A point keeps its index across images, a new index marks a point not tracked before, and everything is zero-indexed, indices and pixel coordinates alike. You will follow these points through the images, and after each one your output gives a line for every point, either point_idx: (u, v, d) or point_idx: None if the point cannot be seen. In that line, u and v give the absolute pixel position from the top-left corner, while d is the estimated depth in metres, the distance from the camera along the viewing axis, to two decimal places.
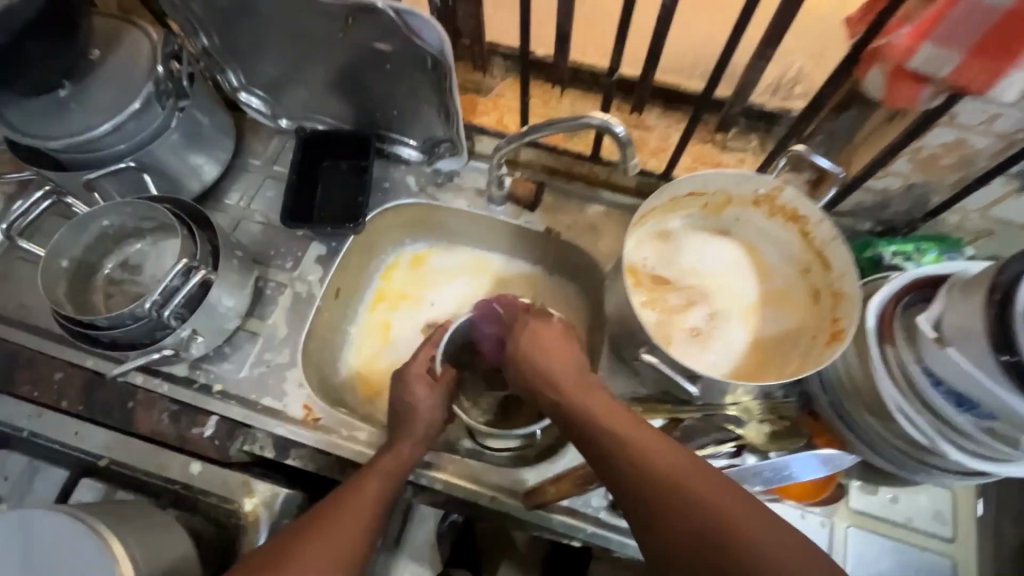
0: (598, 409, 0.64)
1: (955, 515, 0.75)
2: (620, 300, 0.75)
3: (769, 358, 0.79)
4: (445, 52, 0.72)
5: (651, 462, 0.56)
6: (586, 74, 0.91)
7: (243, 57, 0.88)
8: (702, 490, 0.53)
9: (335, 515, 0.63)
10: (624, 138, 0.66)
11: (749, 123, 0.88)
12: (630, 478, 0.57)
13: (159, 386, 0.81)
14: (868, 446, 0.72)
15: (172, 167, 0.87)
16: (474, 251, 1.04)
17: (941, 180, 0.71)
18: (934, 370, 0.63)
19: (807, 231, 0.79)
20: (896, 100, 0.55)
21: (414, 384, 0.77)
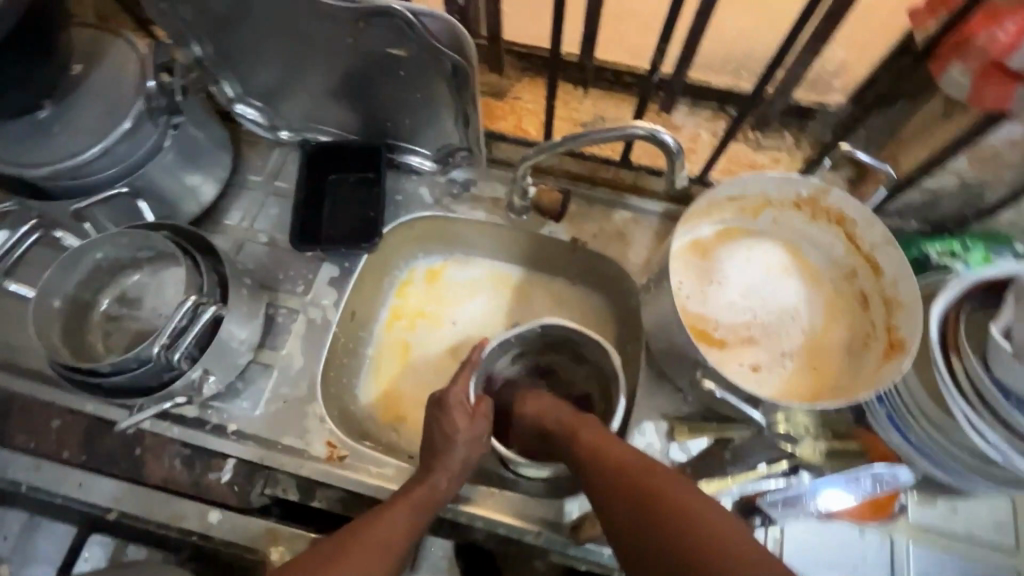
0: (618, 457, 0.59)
1: (1016, 525, 0.72)
2: (663, 317, 0.70)
3: (822, 370, 0.75)
4: (469, 57, 0.66)
5: (661, 499, 0.53)
6: (609, 72, 0.85)
7: (240, 66, 0.81)
8: (713, 533, 0.49)
9: (358, 548, 0.59)
10: (674, 146, 0.63)
11: (784, 119, 0.83)
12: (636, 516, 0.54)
13: (168, 429, 0.74)
14: (930, 460, 0.68)
15: (168, 189, 0.81)
16: (492, 264, 0.98)
17: (1000, 177, 0.67)
18: (1007, 382, 0.60)
19: (853, 234, 0.75)
20: (983, 101, 0.51)
21: (455, 414, 0.70)
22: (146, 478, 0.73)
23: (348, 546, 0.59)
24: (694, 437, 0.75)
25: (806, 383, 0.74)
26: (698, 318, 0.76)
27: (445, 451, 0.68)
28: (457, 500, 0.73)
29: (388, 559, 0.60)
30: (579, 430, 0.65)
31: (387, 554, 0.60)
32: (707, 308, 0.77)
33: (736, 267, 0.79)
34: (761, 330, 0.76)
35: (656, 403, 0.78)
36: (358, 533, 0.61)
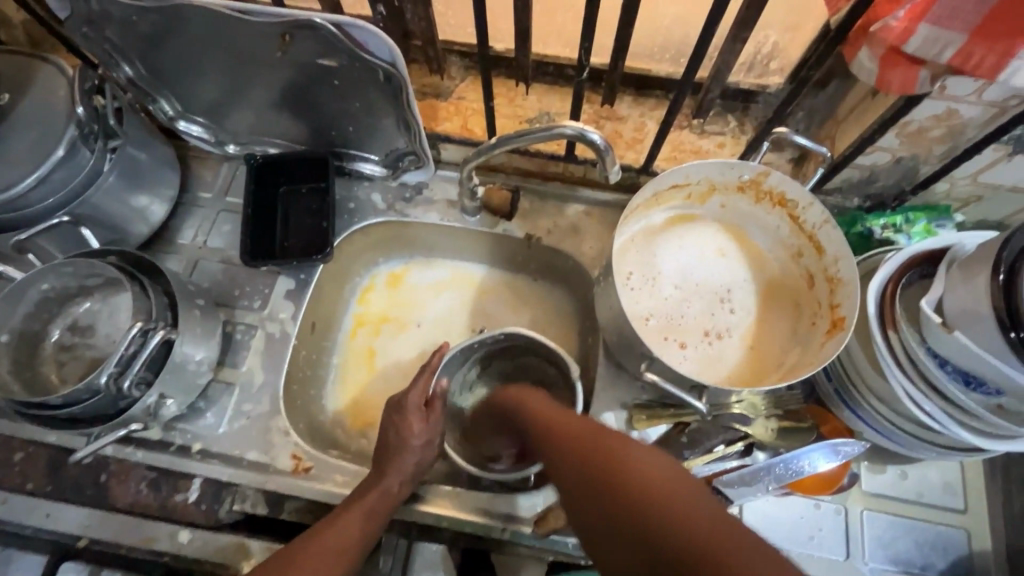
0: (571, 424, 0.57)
1: (965, 486, 0.75)
2: (613, 308, 0.71)
3: (770, 352, 0.77)
4: (397, 64, 0.66)
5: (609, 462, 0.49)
6: (551, 67, 0.85)
7: (175, 84, 0.80)
8: (654, 483, 0.45)
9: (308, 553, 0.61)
10: (601, 144, 0.63)
11: (727, 103, 0.84)
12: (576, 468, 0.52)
13: (132, 454, 0.75)
14: (877, 432, 0.71)
15: (114, 214, 0.80)
16: (454, 264, 0.99)
17: (930, 151, 0.68)
18: (940, 351, 0.62)
19: (796, 215, 0.76)
20: (890, 85, 0.52)
21: (412, 417, 0.71)
22: (114, 504, 0.74)
23: (301, 549, 0.61)
24: (653, 424, 0.76)
25: (755, 367, 0.76)
26: (651, 310, 0.78)
27: (400, 455, 0.69)
28: (420, 501, 0.74)
29: (344, 561, 0.62)
30: (535, 409, 0.64)
31: (342, 556, 0.62)
32: (657, 298, 0.78)
33: (686, 258, 0.81)
34: (710, 317, 0.78)
35: (615, 393, 0.79)
36: (308, 538, 0.62)
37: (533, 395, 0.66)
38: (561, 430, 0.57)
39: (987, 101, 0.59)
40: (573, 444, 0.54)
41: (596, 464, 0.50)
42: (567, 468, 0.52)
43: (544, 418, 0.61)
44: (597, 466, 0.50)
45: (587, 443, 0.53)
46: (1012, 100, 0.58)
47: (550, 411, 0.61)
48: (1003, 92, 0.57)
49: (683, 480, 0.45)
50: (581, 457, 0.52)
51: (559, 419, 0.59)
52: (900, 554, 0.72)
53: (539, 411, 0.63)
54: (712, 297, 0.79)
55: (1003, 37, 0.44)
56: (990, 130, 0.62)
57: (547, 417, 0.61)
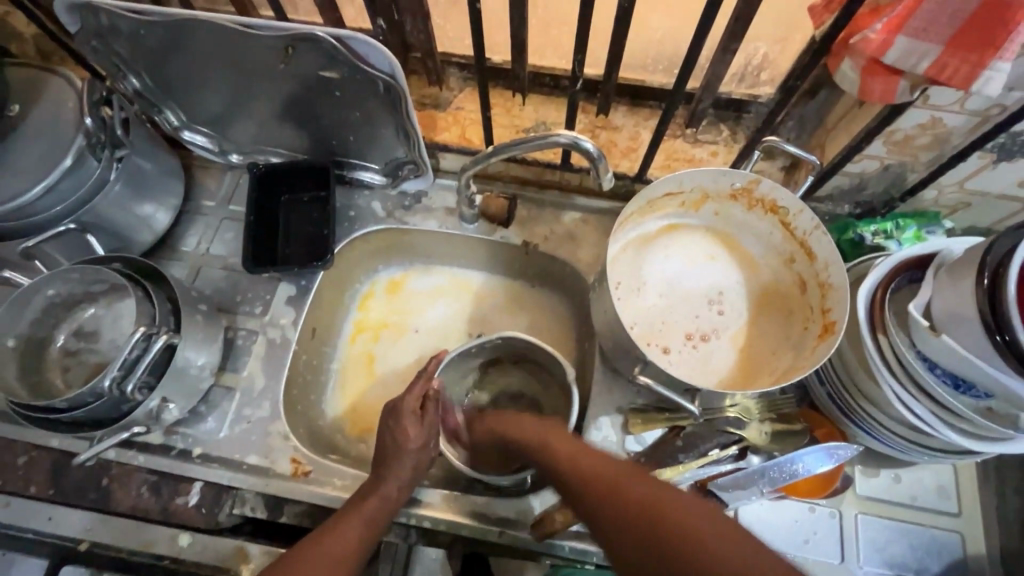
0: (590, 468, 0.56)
1: (958, 489, 0.75)
2: (608, 314, 0.73)
3: (764, 357, 0.78)
4: (397, 75, 0.68)
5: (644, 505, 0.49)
6: (547, 78, 0.87)
7: (181, 95, 0.82)
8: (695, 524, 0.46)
9: (308, 557, 0.60)
10: (594, 152, 0.65)
11: (719, 113, 0.86)
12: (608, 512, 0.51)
13: (133, 458, 0.76)
14: (869, 435, 0.72)
15: (119, 222, 0.82)
16: (452, 271, 1.00)
17: (917, 159, 0.70)
18: (929, 355, 0.63)
19: (787, 222, 0.77)
20: (872, 95, 0.54)
21: (407, 422, 0.72)
22: (115, 507, 0.75)
23: (302, 553, 0.60)
24: (648, 428, 0.77)
25: (749, 373, 0.77)
26: (645, 316, 0.79)
27: (398, 459, 0.70)
28: (418, 506, 0.75)
29: (345, 566, 0.61)
30: (584, 459, 0.58)
31: (343, 563, 0.61)
32: (651, 304, 0.80)
33: (678, 264, 0.82)
34: (703, 324, 0.79)
35: (611, 398, 0.80)
36: (309, 543, 0.62)
37: (560, 443, 0.62)
38: (626, 490, 0.51)
39: (970, 110, 0.61)
40: (643, 513, 0.48)
41: (677, 541, 0.45)
42: (641, 541, 0.47)
43: (599, 471, 0.55)
44: (682, 546, 0.45)
45: (665, 512, 0.47)
46: (994, 109, 0.60)
47: (607, 465, 0.55)
48: (985, 101, 0.59)
49: (782, 570, 0.42)
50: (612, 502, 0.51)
51: (618, 475, 0.53)
52: (894, 557, 0.72)
53: (590, 464, 0.56)
54: (706, 303, 0.80)
55: (976, 49, 0.46)
56: (973, 137, 0.64)
57: (603, 471, 0.55)
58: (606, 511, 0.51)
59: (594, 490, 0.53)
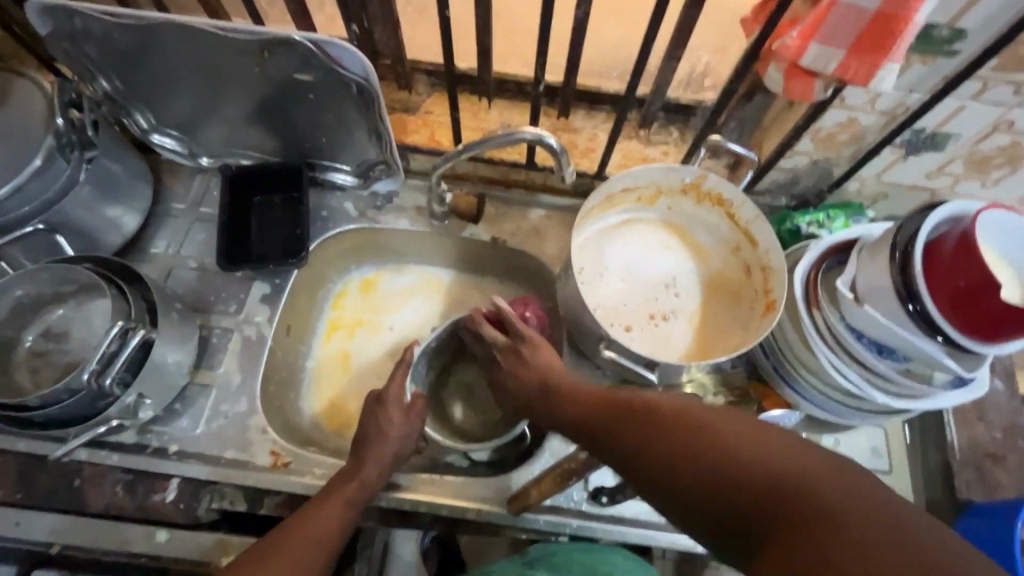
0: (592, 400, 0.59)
1: (889, 449, 0.84)
2: (573, 299, 0.78)
3: (716, 337, 0.85)
4: (370, 77, 0.71)
5: (654, 415, 0.51)
6: (511, 83, 0.93)
7: (152, 98, 0.84)
8: (702, 418, 0.48)
9: (291, 545, 0.63)
10: (557, 148, 0.71)
11: (669, 116, 0.94)
12: (627, 427, 0.53)
13: (106, 458, 0.76)
14: (808, 400, 0.79)
15: (88, 223, 0.82)
16: (423, 268, 1.04)
17: (840, 154, 0.80)
18: (856, 325, 0.70)
19: (732, 213, 0.85)
20: (793, 93, 0.62)
21: (393, 412, 0.76)
22: (88, 507, 0.74)
23: (284, 534, 0.64)
24: None
25: (704, 350, 0.84)
26: (608, 303, 0.85)
27: (378, 443, 0.73)
28: (401, 490, 0.78)
29: (322, 553, 0.64)
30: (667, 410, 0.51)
31: (320, 548, 0.64)
32: (612, 291, 0.86)
33: (636, 254, 0.89)
34: (664, 306, 0.86)
35: (579, 380, 0.86)
36: (291, 527, 0.64)
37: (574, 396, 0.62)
38: (741, 475, 0.42)
39: (880, 109, 0.70)
40: (662, 427, 0.50)
41: (692, 433, 0.47)
42: (654, 444, 0.49)
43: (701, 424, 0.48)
44: (693, 435, 0.47)
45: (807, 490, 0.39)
46: (900, 108, 0.70)
47: (716, 416, 0.48)
48: (892, 101, 0.68)
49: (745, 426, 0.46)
50: (625, 415, 0.54)
51: (732, 441, 0.45)
52: None
53: (692, 414, 0.49)
54: (662, 289, 0.87)
55: (871, 52, 0.55)
56: (885, 134, 0.74)
57: (690, 419, 0.48)
58: (638, 433, 0.51)
59: (644, 433, 0.50)
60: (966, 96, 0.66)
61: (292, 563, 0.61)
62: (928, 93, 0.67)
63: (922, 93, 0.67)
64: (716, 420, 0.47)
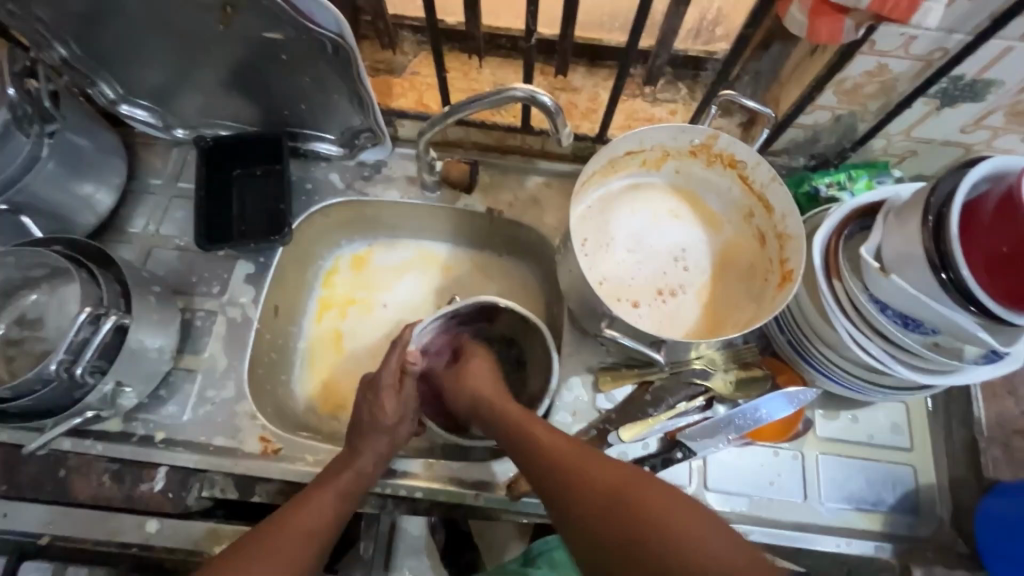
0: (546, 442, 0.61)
1: (910, 425, 0.79)
2: (573, 273, 0.73)
3: (728, 310, 0.79)
4: (345, 34, 0.65)
5: (614, 491, 0.54)
6: (504, 39, 0.86)
7: (116, 66, 0.77)
8: (657, 505, 0.51)
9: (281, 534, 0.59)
10: (552, 107, 0.65)
11: (677, 70, 0.86)
12: (577, 491, 0.55)
13: (91, 447, 0.73)
14: (824, 375, 0.75)
15: (58, 202, 0.77)
16: (418, 243, 0.98)
17: (867, 108, 0.72)
18: (881, 296, 0.65)
19: (745, 176, 0.78)
20: (819, 36, 0.57)
21: (385, 395, 0.72)
22: (75, 498, 0.72)
23: (271, 527, 0.60)
24: (618, 384, 0.78)
25: (715, 325, 0.79)
26: (612, 277, 0.80)
27: (372, 432, 0.70)
28: (395, 475, 0.76)
29: (313, 545, 0.60)
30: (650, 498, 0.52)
31: (311, 541, 0.61)
32: (616, 265, 0.80)
33: (642, 224, 0.83)
34: (672, 279, 0.81)
35: (582, 358, 0.81)
36: (281, 518, 0.61)
37: (527, 426, 0.64)
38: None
39: (913, 54, 0.63)
40: (614, 501, 0.53)
41: (648, 520, 0.50)
42: (606, 517, 0.52)
43: (675, 521, 0.50)
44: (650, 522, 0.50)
45: None
46: (936, 53, 0.62)
47: (669, 503, 0.51)
48: (928, 45, 0.61)
49: (701, 521, 0.50)
50: (575, 475, 0.57)
51: (683, 534, 0.49)
52: (853, 492, 0.76)
53: (650, 497, 0.52)
54: (669, 261, 0.81)
55: None
56: (918, 83, 0.66)
57: (649, 502, 0.52)
58: (587, 499, 0.54)
59: (595, 503, 0.54)
60: (1014, 36, 0.59)
61: (278, 555, 0.58)
62: (970, 34, 0.59)
63: (963, 35, 0.60)
64: (670, 507, 0.51)
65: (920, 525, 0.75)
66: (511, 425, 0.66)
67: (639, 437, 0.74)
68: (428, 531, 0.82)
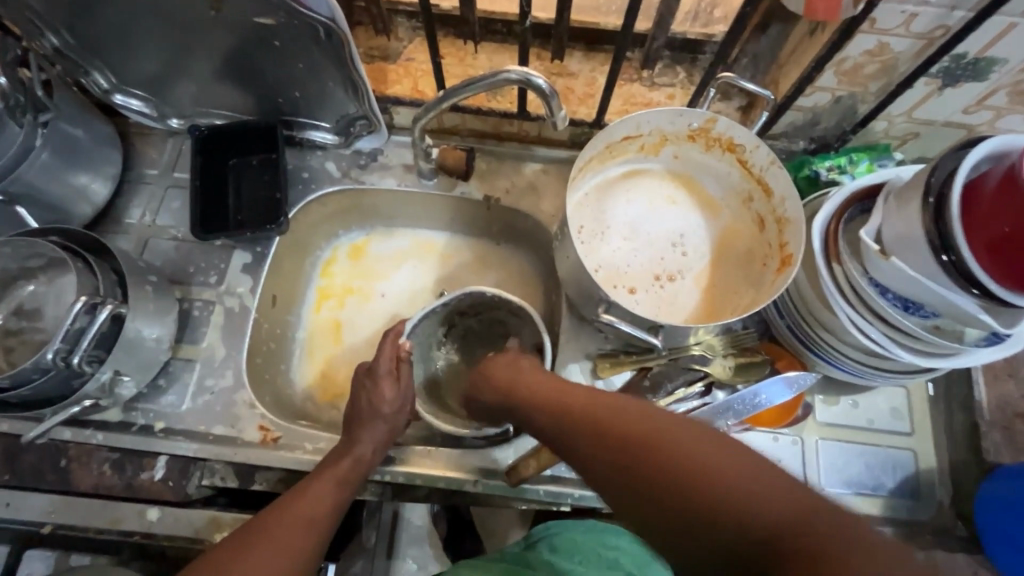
0: (547, 391, 0.59)
1: (911, 410, 0.79)
2: (570, 259, 0.72)
3: (727, 295, 0.79)
4: (337, 18, 0.64)
5: (613, 427, 0.49)
6: (499, 23, 0.85)
7: (108, 54, 0.77)
8: (657, 434, 0.46)
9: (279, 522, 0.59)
10: (547, 91, 0.64)
11: (675, 54, 0.85)
12: (578, 431, 0.52)
13: (91, 437, 0.74)
14: (825, 360, 0.74)
15: (54, 193, 0.77)
16: (415, 232, 0.98)
17: (868, 88, 0.71)
18: (881, 279, 0.64)
19: (744, 160, 0.77)
20: (816, 13, 0.57)
21: (383, 382, 0.72)
22: (75, 487, 0.72)
23: (270, 515, 0.60)
24: (616, 371, 0.77)
25: (714, 310, 0.78)
26: (610, 262, 0.79)
27: (370, 419, 0.70)
28: (393, 463, 0.75)
29: (312, 533, 0.60)
30: (665, 433, 0.46)
31: (310, 529, 0.60)
32: (614, 251, 0.80)
33: (640, 210, 0.82)
34: (670, 264, 0.80)
35: (580, 345, 0.81)
36: (278, 507, 0.61)
37: (530, 383, 0.62)
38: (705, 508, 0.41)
39: (914, 32, 0.62)
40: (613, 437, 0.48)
41: (648, 452, 0.45)
42: (607, 456, 0.48)
43: (674, 448, 0.44)
44: (649, 452, 0.45)
45: (803, 540, 0.36)
46: (937, 31, 0.61)
47: (667, 428, 0.46)
48: (929, 22, 0.60)
49: (706, 441, 0.44)
50: (574, 416, 0.53)
51: (686, 459, 0.43)
52: (853, 477, 0.76)
53: (648, 427, 0.47)
54: (667, 246, 0.81)
55: None
56: (919, 63, 0.65)
57: (647, 432, 0.47)
58: (587, 442, 0.50)
59: (594, 443, 0.49)
60: (1018, 12, 0.57)
61: (277, 542, 0.57)
62: (972, 11, 0.58)
63: (965, 12, 0.59)
64: (671, 433, 0.46)
65: (920, 509, 0.75)
66: (509, 386, 0.65)
67: None
68: (431, 521, 0.90)
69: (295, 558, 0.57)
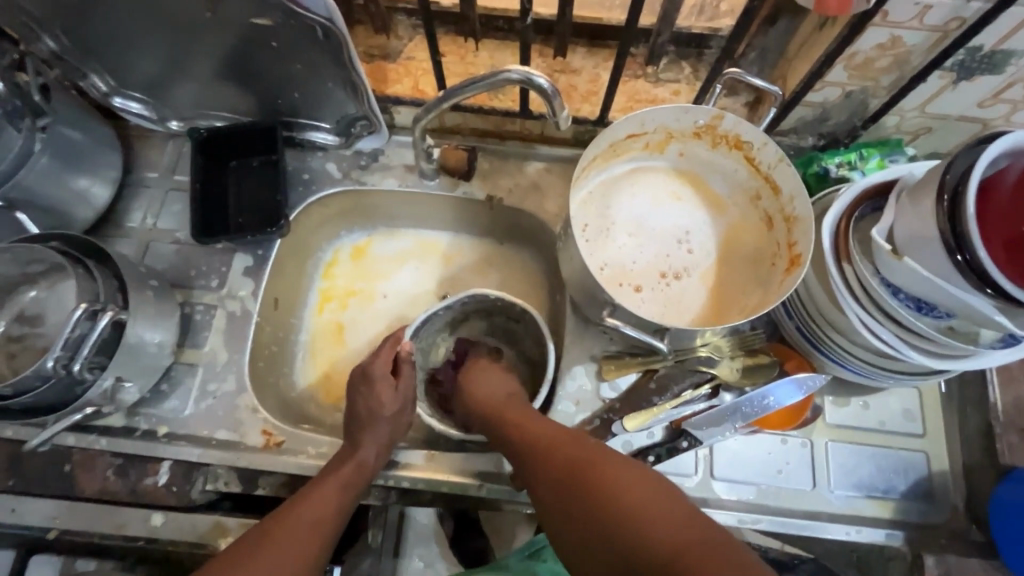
0: (523, 420, 0.63)
1: (923, 411, 0.78)
2: (574, 260, 0.71)
3: (734, 294, 0.78)
4: (334, 18, 0.63)
5: (569, 461, 0.53)
6: (501, 20, 0.83)
7: (106, 57, 0.76)
8: (603, 472, 0.50)
9: (286, 532, 0.58)
10: (549, 90, 0.63)
11: (681, 49, 0.83)
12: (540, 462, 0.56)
13: (95, 442, 0.74)
14: (835, 361, 0.73)
15: (55, 198, 0.77)
16: (418, 232, 0.97)
17: (880, 82, 0.69)
18: (893, 279, 0.62)
19: (752, 157, 0.76)
20: (827, 8, 0.57)
21: (380, 387, 0.72)
22: (80, 492, 0.73)
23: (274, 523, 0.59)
24: (622, 373, 0.77)
25: (721, 310, 0.77)
26: (614, 262, 0.78)
27: (372, 423, 0.70)
28: (397, 468, 0.75)
29: (319, 538, 0.59)
30: (607, 471, 0.50)
31: (317, 535, 0.59)
32: (619, 251, 0.78)
33: (645, 208, 0.81)
34: (676, 263, 0.79)
35: (584, 347, 0.80)
36: (283, 514, 0.60)
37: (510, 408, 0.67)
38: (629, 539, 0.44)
39: (929, 25, 0.60)
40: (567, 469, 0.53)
41: (594, 485, 0.49)
42: (559, 485, 0.52)
43: (615, 481, 0.49)
44: (594, 485, 0.49)
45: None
46: (952, 23, 0.60)
47: (613, 466, 0.50)
48: (944, 14, 0.58)
49: (648, 486, 0.48)
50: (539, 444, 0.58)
51: (619, 495, 0.47)
52: (864, 480, 0.75)
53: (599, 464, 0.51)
54: (673, 245, 0.79)
55: None
56: (934, 55, 0.64)
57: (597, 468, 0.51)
58: (545, 472, 0.55)
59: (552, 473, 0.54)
60: None
61: (283, 552, 0.56)
62: (988, 2, 0.56)
63: (982, 3, 0.57)
64: (617, 473, 0.50)
65: (933, 512, 0.74)
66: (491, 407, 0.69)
67: (645, 426, 0.73)
68: (437, 521, 0.88)
69: (303, 562, 0.56)
